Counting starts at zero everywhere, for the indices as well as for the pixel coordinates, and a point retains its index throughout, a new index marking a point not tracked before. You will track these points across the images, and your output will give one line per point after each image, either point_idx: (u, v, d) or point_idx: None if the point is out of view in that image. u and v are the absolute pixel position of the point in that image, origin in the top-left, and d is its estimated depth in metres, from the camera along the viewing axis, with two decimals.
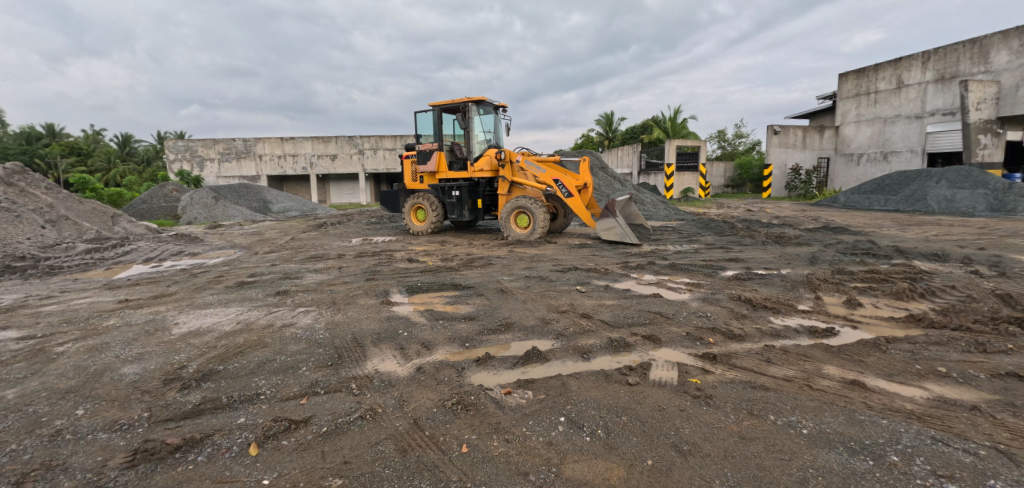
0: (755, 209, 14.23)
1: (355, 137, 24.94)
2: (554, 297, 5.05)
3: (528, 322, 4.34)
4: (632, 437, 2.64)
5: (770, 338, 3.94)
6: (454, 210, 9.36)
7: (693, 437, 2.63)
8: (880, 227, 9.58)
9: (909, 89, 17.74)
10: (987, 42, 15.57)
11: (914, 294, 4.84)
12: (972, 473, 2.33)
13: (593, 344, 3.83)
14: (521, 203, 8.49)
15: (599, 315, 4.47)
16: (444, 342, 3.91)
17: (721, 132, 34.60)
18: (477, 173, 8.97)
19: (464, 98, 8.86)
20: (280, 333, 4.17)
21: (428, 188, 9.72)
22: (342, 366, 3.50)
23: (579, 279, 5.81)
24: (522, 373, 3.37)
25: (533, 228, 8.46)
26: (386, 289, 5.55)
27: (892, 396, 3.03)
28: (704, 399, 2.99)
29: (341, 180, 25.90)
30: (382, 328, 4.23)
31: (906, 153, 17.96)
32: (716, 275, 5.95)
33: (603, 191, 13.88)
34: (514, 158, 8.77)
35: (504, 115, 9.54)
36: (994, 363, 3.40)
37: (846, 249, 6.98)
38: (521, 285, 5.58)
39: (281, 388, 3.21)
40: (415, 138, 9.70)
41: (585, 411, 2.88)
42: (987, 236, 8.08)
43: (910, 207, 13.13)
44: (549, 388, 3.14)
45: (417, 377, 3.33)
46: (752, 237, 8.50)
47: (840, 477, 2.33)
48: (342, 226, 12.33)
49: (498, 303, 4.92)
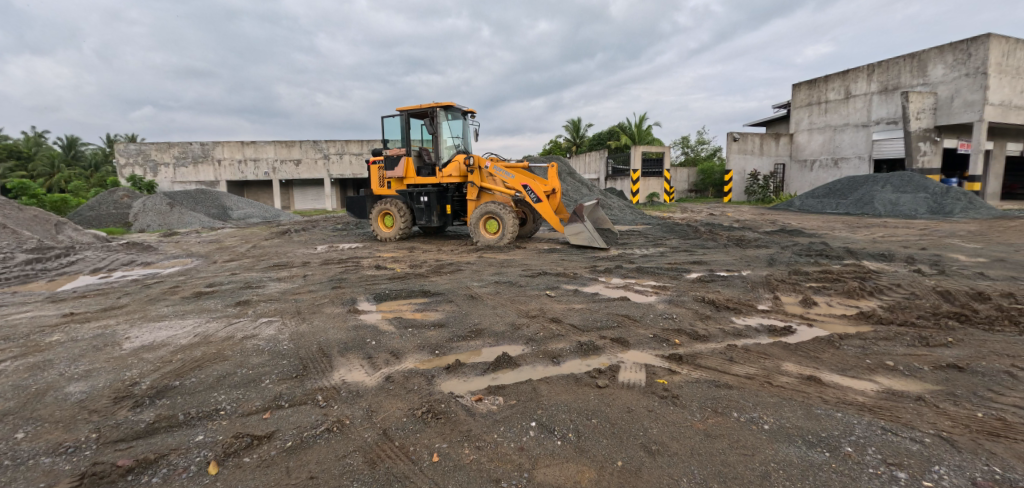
0: (717, 213, 14.71)
1: (319, 142, 24.51)
2: (524, 302, 5.12)
3: (498, 327, 4.38)
4: (602, 439, 2.72)
5: (732, 338, 4.10)
6: (423, 216, 9.35)
7: (661, 436, 2.73)
8: (832, 229, 10.06)
9: (856, 99, 18.69)
10: (925, 56, 16.57)
11: (863, 292, 5.12)
12: (919, 461, 2.49)
13: (563, 348, 3.91)
14: (489, 209, 8.55)
15: (569, 319, 4.56)
16: (413, 350, 3.92)
17: (684, 138, 35.63)
18: (445, 179, 8.98)
19: (432, 103, 8.87)
20: (241, 345, 4.09)
21: (396, 194, 9.64)
22: (307, 378, 3.47)
23: (548, 283, 5.90)
24: (492, 379, 3.42)
25: (501, 234, 8.52)
26: (353, 297, 5.51)
27: (845, 390, 3.21)
28: (671, 399, 3.10)
29: (305, 186, 25.38)
30: (349, 337, 4.21)
31: (854, 160, 18.89)
32: (681, 277, 6.15)
33: (570, 196, 14.13)
34: (483, 164, 8.85)
35: (472, 121, 9.58)
36: (936, 356, 3.63)
37: (801, 250, 7.32)
38: (491, 290, 5.64)
39: (242, 402, 3.16)
40: (383, 143, 9.62)
41: (556, 415, 2.94)
42: (928, 236, 8.62)
43: (859, 209, 13.80)
44: (520, 393, 3.20)
45: (386, 386, 3.34)
46: (715, 240, 8.80)
47: (799, 470, 2.45)
48: (306, 232, 12.16)
49: (468, 309, 4.96)
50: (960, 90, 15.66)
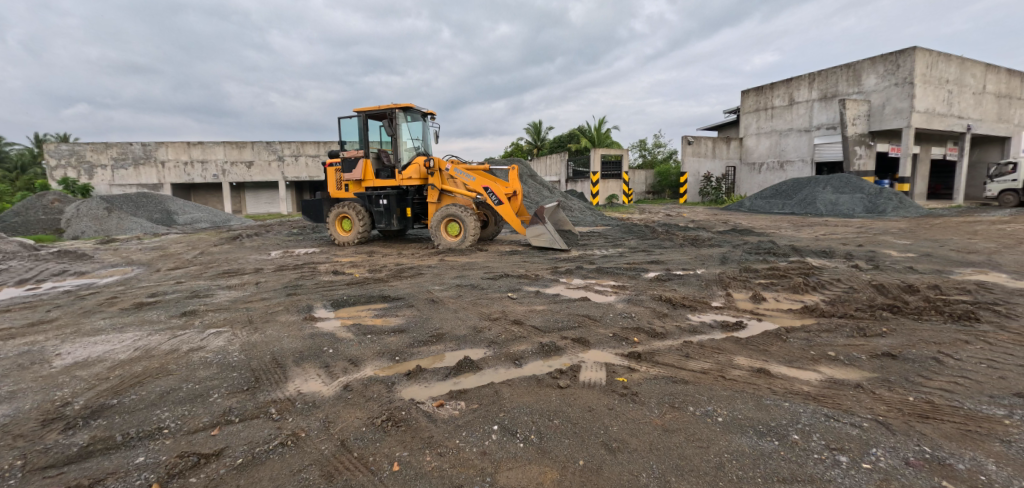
0: (673, 214, 15.17)
1: (272, 143, 23.85)
2: (485, 305, 5.17)
3: (459, 331, 4.41)
4: (564, 439, 2.80)
5: (688, 334, 4.28)
6: (382, 219, 9.24)
7: (621, 434, 2.83)
8: (779, 228, 10.56)
9: (799, 105, 19.70)
10: (859, 66, 17.66)
11: (807, 287, 5.43)
12: (858, 444, 2.69)
13: (525, 349, 3.99)
14: (450, 211, 8.55)
15: (530, 321, 4.64)
16: (373, 357, 3.91)
17: (641, 141, 36.53)
18: (405, 182, 8.92)
19: (391, 104, 8.81)
20: (186, 358, 3.97)
21: (354, 197, 9.51)
22: (259, 391, 3.41)
23: (510, 285, 5.97)
24: (453, 383, 3.46)
25: (463, 237, 8.53)
26: (308, 304, 5.43)
27: (792, 380, 3.42)
28: (631, 396, 3.22)
29: (257, 188, 24.59)
30: (305, 346, 4.16)
31: (798, 163, 19.88)
32: (639, 277, 6.35)
33: (532, 198, 14.27)
34: (443, 167, 8.86)
35: (432, 123, 9.56)
36: (872, 345, 3.91)
37: (751, 248, 7.67)
38: (453, 294, 5.66)
39: (188, 419, 3.08)
40: (340, 145, 9.44)
41: (518, 418, 3.01)
42: (865, 234, 9.19)
43: (803, 209, 14.52)
44: (481, 397, 3.25)
45: (344, 396, 3.32)
46: (671, 240, 9.10)
47: (750, 459, 2.60)
48: (259, 237, 11.80)
49: (429, 313, 4.97)
50: (890, 98, 16.79)
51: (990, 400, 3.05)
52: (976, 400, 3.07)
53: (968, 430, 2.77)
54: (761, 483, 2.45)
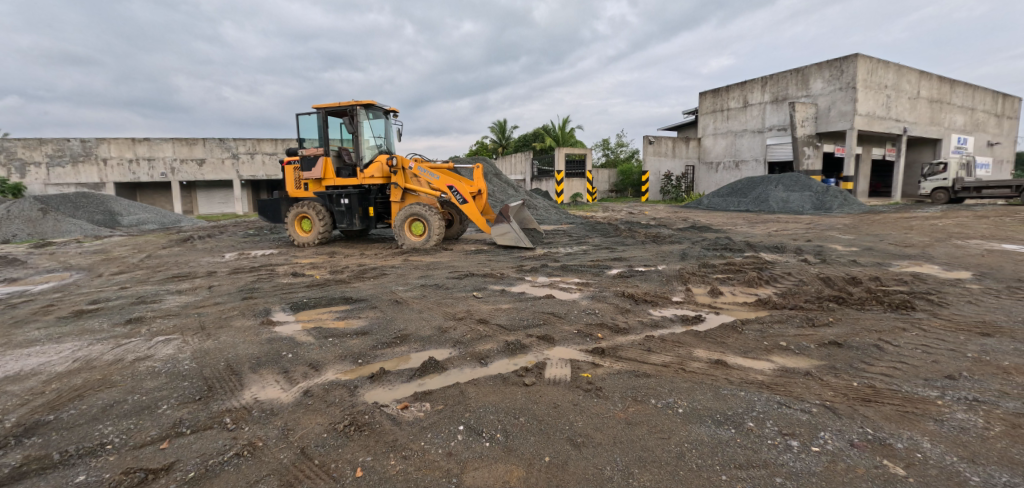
0: (635, 212, 15.49)
1: (225, 140, 23.06)
2: (450, 305, 5.19)
3: (424, 332, 4.43)
4: (530, 437, 2.86)
5: (649, 329, 4.43)
6: (344, 218, 9.09)
7: (586, 429, 2.92)
8: (735, 225, 10.97)
9: (752, 107, 20.49)
10: (807, 71, 18.53)
11: (761, 281, 5.70)
12: (808, 428, 2.84)
13: (490, 348, 4.05)
14: (414, 211, 8.50)
15: (496, 319, 4.70)
16: (335, 361, 3.89)
17: (604, 140, 37.09)
18: (368, 180, 8.81)
19: (351, 100, 8.63)
20: (131, 368, 3.83)
21: (314, 196, 9.33)
22: (212, 400, 3.33)
23: (475, 285, 6.00)
24: (418, 385, 3.48)
25: (427, 236, 8.49)
26: (266, 308, 5.32)
27: (747, 370, 3.60)
28: (595, 391, 3.32)
29: (210, 188, 23.73)
30: (262, 352, 4.09)
31: (752, 163, 20.65)
32: (603, 273, 6.50)
33: (497, 196, 14.31)
34: (407, 166, 8.82)
35: (394, 120, 9.47)
36: (821, 334, 4.15)
37: (709, 245, 7.95)
38: (417, 294, 5.66)
39: (134, 433, 2.97)
40: (298, 142, 9.18)
41: (483, 417, 3.05)
42: (814, 230, 9.66)
43: (757, 207, 15.10)
44: (447, 398, 3.28)
45: (304, 402, 3.29)
46: (633, 237, 9.33)
47: (708, 447, 2.72)
48: (211, 239, 11.42)
49: (392, 314, 4.97)
50: (836, 102, 17.70)
51: (925, 383, 3.29)
52: (913, 383, 3.31)
53: (906, 411, 2.98)
54: (719, 469, 2.55)
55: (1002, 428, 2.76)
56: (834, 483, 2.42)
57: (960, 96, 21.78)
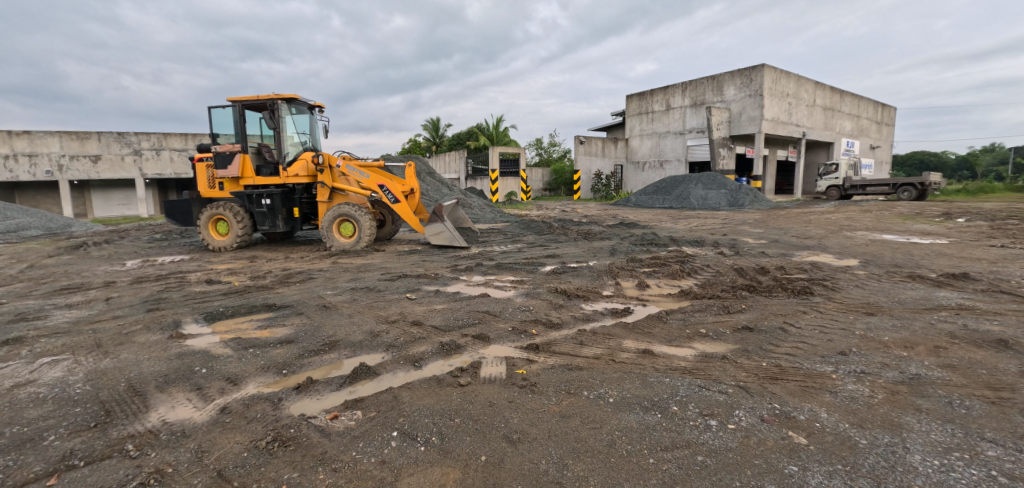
0: (568, 210, 15.91)
1: (126, 134, 21.26)
2: (383, 308, 4.96)
3: (355, 337, 4.14)
4: (465, 437, 2.77)
5: (581, 322, 4.65)
6: (265, 220, 8.63)
7: (521, 424, 2.90)
8: (659, 221, 11.56)
9: (674, 111, 21.67)
10: (722, 78, 19.87)
11: (683, 273, 6.10)
12: (725, 408, 3.09)
13: (425, 351, 3.91)
14: (343, 211, 8.28)
15: (430, 321, 4.57)
16: (256, 373, 3.52)
17: (537, 140, 37.71)
18: (292, 179, 8.48)
19: (272, 94, 8.28)
20: (9, 397, 3.25)
21: (231, 196, 8.77)
22: (112, 426, 2.89)
23: (408, 286, 5.88)
24: (348, 393, 3.24)
25: (357, 237, 8.28)
26: (175, 320, 4.73)
27: (671, 357, 3.87)
28: (530, 387, 3.33)
29: (106, 187, 21.75)
30: (170, 369, 3.62)
31: (674, 163, 21.84)
32: (537, 271, 6.67)
33: (431, 195, 14.20)
34: (334, 163, 8.54)
35: (320, 116, 9.17)
36: (735, 320, 4.54)
37: (636, 240, 8.36)
38: (346, 298, 5.32)
39: (14, 471, 2.51)
40: (211, 138, 8.65)
41: (418, 420, 2.90)
42: (729, 224, 10.40)
43: (679, 204, 15.99)
44: (380, 404, 3.08)
45: (221, 420, 2.94)
46: (566, 234, 9.64)
47: (637, 432, 2.84)
48: (110, 246, 10.41)
49: (321, 321, 4.59)
50: (746, 107, 19.17)
51: (822, 360, 3.69)
52: (812, 360, 3.70)
53: (807, 386, 3.33)
54: (647, 453, 2.67)
55: (884, 395, 3.17)
56: (749, 456, 2.63)
57: (849, 105, 24.26)
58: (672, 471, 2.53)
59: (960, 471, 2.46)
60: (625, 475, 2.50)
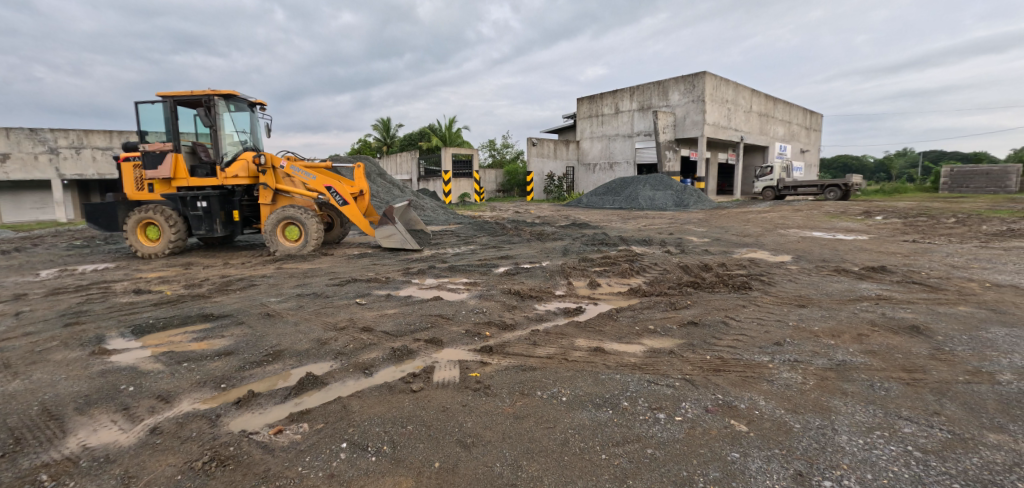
0: (522, 211, 16.04)
1: (41, 131, 19.70)
2: (331, 314, 4.81)
3: (300, 346, 3.98)
4: (418, 444, 2.75)
5: (535, 323, 4.71)
6: (201, 224, 8.11)
7: (475, 428, 2.91)
8: (610, 222, 11.85)
9: (623, 114, 22.27)
10: (667, 84, 20.59)
11: (633, 272, 6.29)
12: (672, 401, 3.22)
13: (376, 357, 3.83)
14: (288, 213, 7.99)
15: (381, 327, 4.47)
16: (191, 388, 3.30)
17: (489, 141, 37.80)
18: (231, 180, 8.08)
19: (208, 90, 7.90)
20: None
21: (162, 199, 8.21)
22: (23, 456, 2.63)
23: (358, 291, 5.75)
24: (294, 405, 3.12)
25: (304, 241, 8.03)
26: (97, 335, 4.27)
27: (622, 354, 3.98)
28: (483, 390, 3.35)
29: (16, 190, 20.16)
30: (92, 388, 3.31)
31: (623, 165, 22.41)
32: (490, 272, 6.70)
33: (381, 196, 13.95)
34: (278, 164, 8.24)
35: (260, 113, 8.86)
36: (680, 315, 4.73)
37: (588, 240, 8.54)
38: (291, 305, 5.08)
39: None
40: (140, 136, 8.14)
41: (369, 430, 2.85)
42: (675, 224, 10.79)
43: (629, 204, 16.42)
44: (328, 415, 2.99)
45: (151, 441, 2.74)
46: (519, 235, 9.72)
47: (589, 429, 2.92)
48: (23, 254, 9.56)
49: (263, 331, 4.33)
50: (690, 112, 19.96)
51: (761, 350, 3.91)
52: (751, 351, 3.91)
53: (746, 376, 3.51)
54: (599, 449, 2.74)
55: (815, 381, 3.39)
56: (695, 446, 2.75)
57: (783, 112, 25.72)
58: (623, 465, 2.61)
59: (881, 447, 2.67)
60: (579, 473, 2.56)
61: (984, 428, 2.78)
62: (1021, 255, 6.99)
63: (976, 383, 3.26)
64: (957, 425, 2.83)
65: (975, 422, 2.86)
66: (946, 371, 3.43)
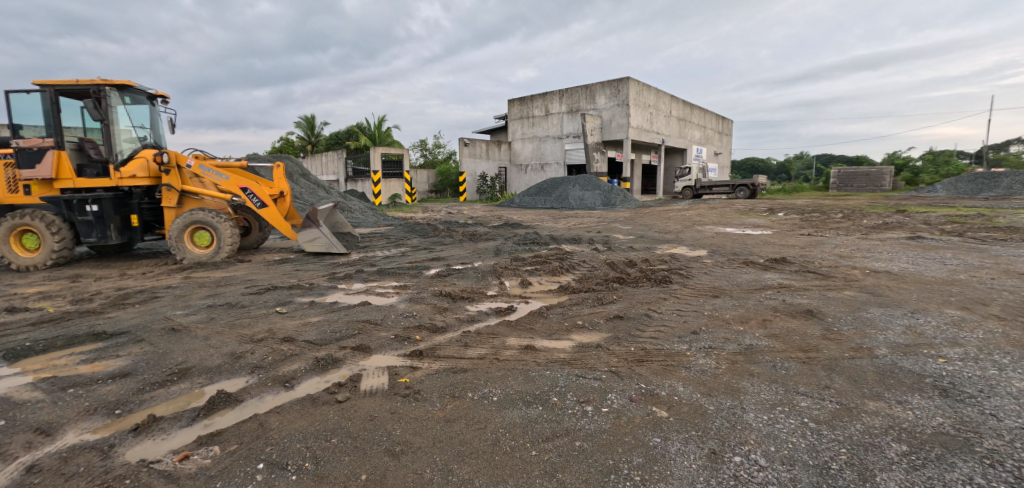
0: (454, 212, 15.91)
1: None
2: (246, 326, 4.50)
3: (211, 362, 3.69)
4: (343, 458, 2.62)
5: (466, 324, 4.65)
6: (92, 231, 7.32)
7: (404, 435, 2.82)
8: (541, 221, 12.01)
9: (553, 116, 22.67)
10: (594, 88, 21.21)
11: (562, 270, 6.39)
12: (599, 393, 3.28)
13: (297, 369, 3.63)
14: (198, 217, 7.43)
15: (303, 336, 4.24)
16: (80, 417, 2.97)
17: (420, 141, 37.22)
18: (128, 181, 7.39)
19: (99, 79, 7.18)
20: None
21: (42, 203, 7.33)
22: None
23: (279, 299, 5.44)
24: (203, 426, 2.89)
25: (216, 247, 7.50)
26: None
27: (551, 350, 4.02)
28: (413, 395, 3.26)
29: None
30: None
31: (554, 165, 22.81)
32: (421, 274, 6.57)
33: (305, 199, 13.30)
34: (185, 163, 7.66)
35: (161, 107, 8.19)
36: (608, 310, 4.85)
37: (520, 240, 8.58)
38: (201, 318, 4.71)
39: None
40: (11, 130, 7.18)
41: (289, 447, 2.69)
42: (603, 222, 11.11)
43: (559, 204, 16.73)
44: (242, 435, 2.79)
45: (27, 482, 2.43)
46: (450, 236, 9.62)
47: (519, 427, 2.91)
48: None
49: (167, 348, 3.98)
50: (615, 115, 20.72)
51: (680, 339, 4.08)
52: (671, 340, 4.07)
53: (667, 364, 3.65)
54: (530, 446, 2.74)
55: (726, 365, 3.58)
56: (620, 435, 2.81)
57: (699, 116, 27.30)
58: (553, 460, 2.62)
59: (782, 421, 2.85)
60: (509, 472, 2.54)
61: (866, 397, 3.05)
62: (894, 245, 7.81)
63: (859, 358, 3.57)
64: (844, 396, 3.08)
65: (858, 392, 3.12)
66: (835, 348, 3.74)
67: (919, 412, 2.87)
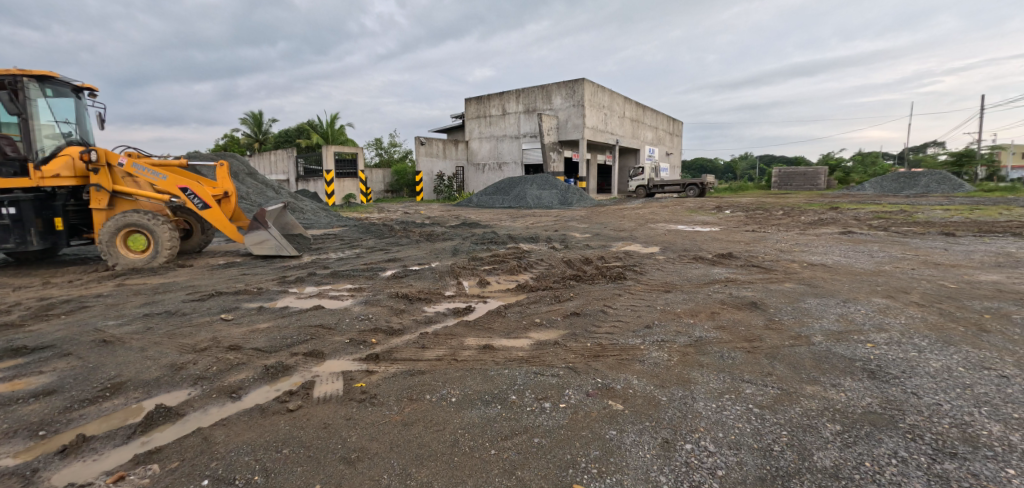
0: (410, 212, 15.69)
1: None
2: (188, 335, 4.28)
3: (149, 375, 3.48)
4: (295, 468, 2.53)
5: (423, 325, 4.58)
6: (8, 236, 6.67)
7: (360, 441, 2.74)
8: (498, 220, 12.01)
9: (509, 116, 22.71)
10: (550, 88, 21.40)
11: (520, 268, 6.40)
12: (557, 390, 3.29)
13: (245, 378, 3.47)
14: (132, 220, 7.00)
15: (251, 344, 4.07)
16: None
17: (375, 140, 36.51)
18: (51, 181, 6.89)
19: (14, 69, 6.69)
20: None
21: None
22: None
23: (224, 306, 5.19)
24: (141, 444, 2.72)
25: (154, 252, 7.10)
26: None
27: (509, 349, 4.01)
28: (369, 400, 3.18)
29: None
30: None
31: (511, 165, 22.86)
32: (376, 276, 6.43)
33: (252, 199, 12.79)
34: (116, 162, 7.21)
35: (88, 100, 7.73)
36: (565, 307, 4.89)
37: (476, 240, 8.54)
38: (137, 328, 4.44)
39: None
40: None
41: (237, 460, 2.57)
42: (560, 221, 11.23)
43: (516, 203, 16.78)
44: (184, 451, 2.65)
45: None
46: (407, 237, 9.47)
47: (478, 427, 2.88)
48: None
49: (98, 361, 3.73)
50: (571, 116, 20.99)
51: (634, 334, 4.15)
52: (627, 335, 4.14)
53: (622, 358, 3.71)
54: (488, 445, 2.72)
55: (678, 357, 3.67)
56: (577, 429, 2.83)
57: (651, 117, 28.02)
58: (512, 458, 2.61)
59: (730, 408, 2.95)
60: (468, 472, 2.51)
61: (804, 382, 3.20)
62: (830, 239, 8.27)
63: (799, 345, 3.74)
64: (786, 382, 3.22)
65: (797, 378, 3.26)
66: (777, 337, 3.90)
67: (851, 394, 3.03)
